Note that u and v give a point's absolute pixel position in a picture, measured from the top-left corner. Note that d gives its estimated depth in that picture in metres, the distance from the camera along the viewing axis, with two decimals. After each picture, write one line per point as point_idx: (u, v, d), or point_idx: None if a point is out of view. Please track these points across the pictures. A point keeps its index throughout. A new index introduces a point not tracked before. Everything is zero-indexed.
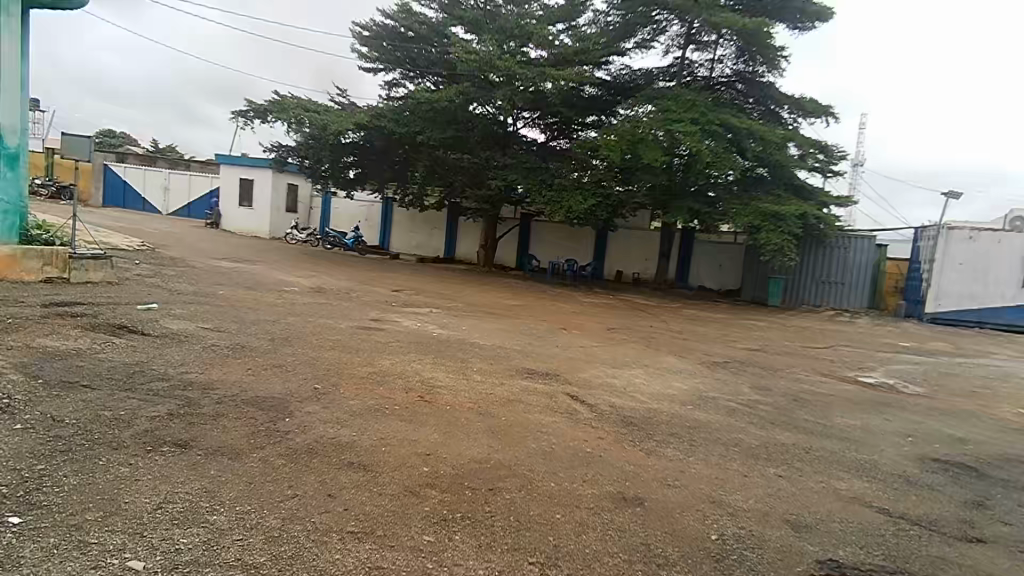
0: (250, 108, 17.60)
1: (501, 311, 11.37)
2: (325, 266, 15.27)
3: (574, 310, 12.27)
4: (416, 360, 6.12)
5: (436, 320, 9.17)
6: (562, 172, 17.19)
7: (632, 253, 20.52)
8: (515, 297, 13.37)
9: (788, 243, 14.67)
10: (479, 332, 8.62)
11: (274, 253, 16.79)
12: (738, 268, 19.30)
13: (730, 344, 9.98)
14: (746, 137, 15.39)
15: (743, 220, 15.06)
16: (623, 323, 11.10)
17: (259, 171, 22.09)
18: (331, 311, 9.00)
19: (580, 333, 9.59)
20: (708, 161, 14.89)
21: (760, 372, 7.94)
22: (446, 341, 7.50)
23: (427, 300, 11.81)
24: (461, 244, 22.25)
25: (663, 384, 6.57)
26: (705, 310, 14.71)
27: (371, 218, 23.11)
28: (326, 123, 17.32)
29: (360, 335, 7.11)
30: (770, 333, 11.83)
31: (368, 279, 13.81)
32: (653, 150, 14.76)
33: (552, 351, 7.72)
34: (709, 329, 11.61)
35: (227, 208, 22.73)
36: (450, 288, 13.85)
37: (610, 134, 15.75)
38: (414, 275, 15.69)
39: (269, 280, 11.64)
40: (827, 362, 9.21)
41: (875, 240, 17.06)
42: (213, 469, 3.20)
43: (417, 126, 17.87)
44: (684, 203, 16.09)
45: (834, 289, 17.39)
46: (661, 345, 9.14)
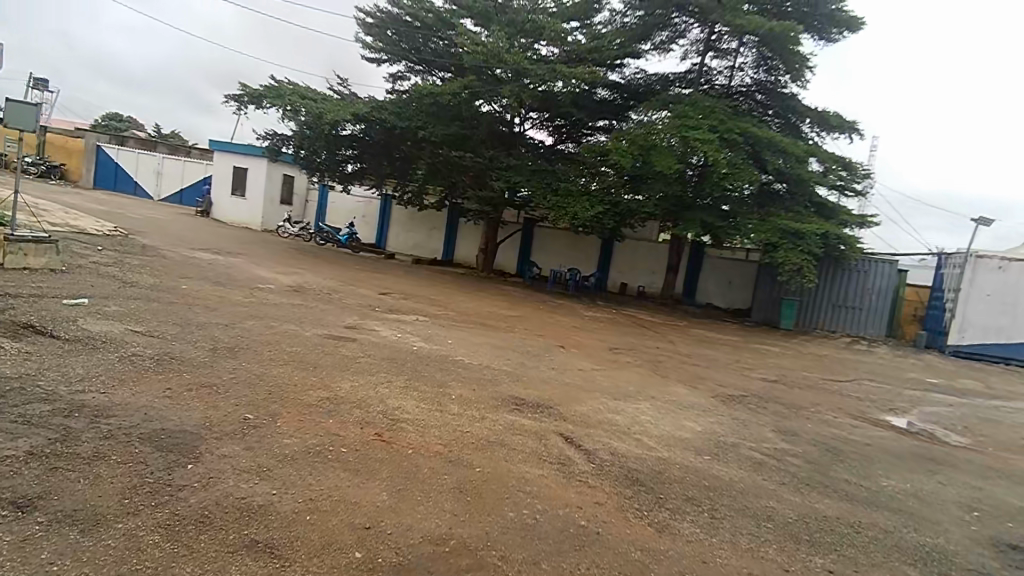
0: (243, 92, 16.71)
1: (494, 322, 10.41)
2: (312, 262, 14.36)
3: (574, 325, 11.31)
4: (384, 382, 5.16)
5: (419, 330, 8.22)
6: (568, 177, 16.25)
7: (638, 264, 19.55)
8: (510, 307, 12.41)
9: (808, 264, 13.71)
10: (465, 346, 7.66)
11: (260, 245, 15.88)
12: (749, 287, 18.34)
13: (746, 374, 8.99)
14: (767, 149, 14.42)
15: (759, 237, 14.10)
16: (628, 343, 10.13)
17: (254, 160, 21.19)
18: (301, 314, 8.07)
19: (580, 352, 8.63)
20: (725, 172, 13.95)
21: (782, 410, 6.96)
22: (426, 357, 6.55)
23: (415, 306, 10.86)
24: (461, 246, 21.30)
25: (674, 424, 5.60)
26: (714, 331, 13.72)
27: (368, 215, 22.22)
28: (322, 111, 16.41)
29: (326, 346, 6.16)
30: (786, 360, 10.84)
31: (356, 279, 12.87)
32: (667, 157, 13.83)
33: (545, 375, 6.77)
34: (720, 353, 10.65)
35: (219, 196, 21.85)
36: (442, 293, 12.90)
37: (622, 138, 14.81)
38: (406, 277, 14.74)
39: (244, 276, 10.70)
40: (853, 401, 8.21)
41: (896, 265, 16.03)
42: (44, 553, 2.29)
43: (419, 120, 17.00)
44: (697, 215, 15.13)
45: (851, 314, 16.36)
46: (669, 372, 8.17)
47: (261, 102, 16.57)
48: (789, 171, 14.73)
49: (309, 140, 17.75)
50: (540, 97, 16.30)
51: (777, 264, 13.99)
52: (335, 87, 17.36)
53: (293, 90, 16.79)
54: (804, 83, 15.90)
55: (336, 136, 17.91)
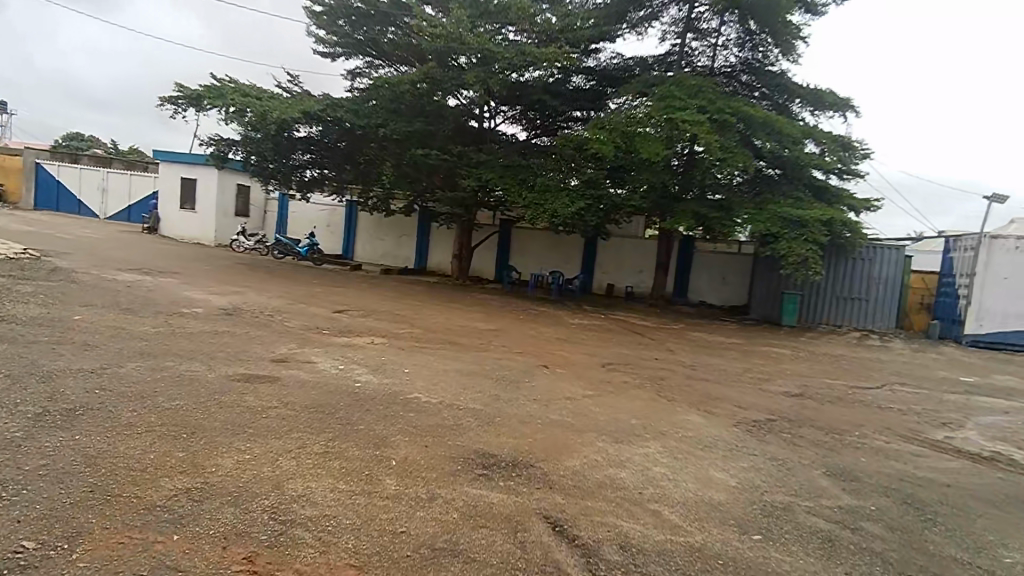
0: (180, 94, 15.04)
1: (466, 339, 8.92)
2: (262, 278, 12.78)
3: (559, 336, 9.88)
4: (292, 448, 3.65)
5: (369, 357, 6.73)
6: (545, 170, 14.79)
7: (624, 263, 18.17)
8: (486, 319, 10.94)
9: (814, 254, 12.42)
10: (425, 376, 6.15)
11: (205, 263, 14.23)
12: (745, 282, 17.09)
13: (765, 388, 7.58)
14: (761, 130, 13.09)
15: (759, 227, 12.78)
16: (622, 356, 8.71)
17: (202, 170, 19.47)
18: (221, 345, 6.54)
19: (567, 374, 7.17)
20: (718, 157, 12.60)
21: (824, 440, 5.55)
22: (370, 398, 5.04)
23: (373, 325, 9.34)
24: (434, 253, 19.77)
25: (699, 479, 4.15)
26: (715, 334, 12.35)
27: (333, 224, 20.68)
28: (266, 110, 14.58)
29: (229, 392, 4.63)
30: (802, 365, 9.50)
31: (309, 295, 11.31)
32: (651, 143, 12.45)
33: (525, 412, 5.32)
34: (727, 361, 9.29)
35: (166, 212, 20.07)
36: (408, 306, 11.40)
37: (602, 125, 13.40)
38: (369, 290, 13.18)
39: (169, 299, 9.11)
40: (897, 415, 6.86)
41: (902, 251, 14.72)
42: None
43: (379, 117, 15.44)
44: (690, 206, 13.72)
45: (857, 306, 14.94)
46: (676, 393, 6.74)
47: (200, 103, 14.89)
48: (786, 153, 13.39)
49: (258, 143, 16.06)
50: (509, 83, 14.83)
51: (780, 255, 12.67)
52: (285, 84, 15.73)
53: (237, 89, 15.13)
54: (795, 58, 14.66)
55: (288, 138, 16.29)
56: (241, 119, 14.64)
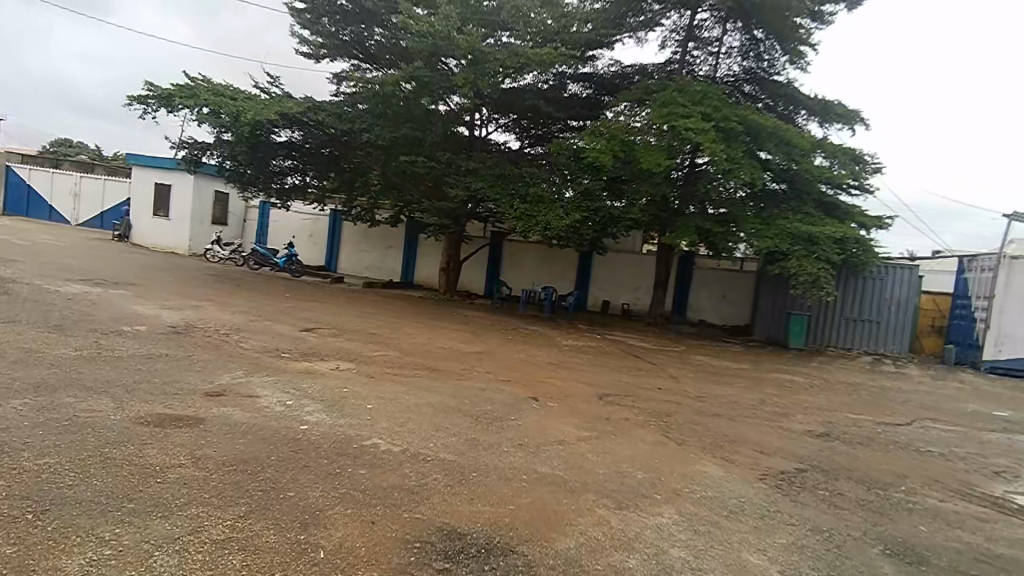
0: (149, 93, 14.08)
1: (447, 363, 7.94)
2: (229, 291, 11.77)
3: (551, 360, 8.92)
4: (179, 540, 2.68)
5: (328, 388, 5.75)
6: (537, 180, 13.88)
7: (620, 279, 17.26)
8: (470, 339, 9.96)
9: (826, 273, 11.50)
10: (388, 413, 5.17)
11: (170, 274, 13.20)
12: (747, 300, 16.21)
13: (784, 426, 6.62)
14: (769, 139, 12.18)
15: (766, 244, 11.77)
16: (622, 385, 7.74)
17: (178, 176, 18.48)
18: (151, 373, 5.55)
19: (559, 409, 6.20)
20: (724, 168, 11.61)
21: (866, 500, 4.59)
22: (314, 446, 4.06)
23: (343, 347, 8.33)
24: (422, 266, 18.80)
25: (731, 568, 3.17)
26: (719, 357, 11.42)
27: (316, 234, 19.75)
28: (239, 111, 13.58)
29: (129, 443, 3.64)
30: (818, 396, 8.56)
31: (277, 311, 10.31)
32: (651, 152, 11.51)
33: (508, 465, 4.33)
34: (737, 391, 8.34)
35: (139, 219, 19.04)
36: (385, 325, 10.42)
37: (599, 132, 12.50)
38: (346, 305, 12.20)
39: (112, 315, 8.10)
40: (942, 462, 5.90)
41: (917, 270, 13.76)
42: None
43: (363, 123, 14.58)
44: (691, 220, 12.74)
45: (868, 329, 14.00)
46: (686, 434, 5.78)
47: (170, 103, 13.93)
48: (795, 166, 12.48)
49: (232, 147, 15.08)
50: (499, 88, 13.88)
51: (789, 274, 11.74)
52: (262, 85, 14.78)
53: (210, 88, 14.16)
54: (802, 66, 13.89)
55: (266, 142, 15.35)
56: (214, 120, 13.66)
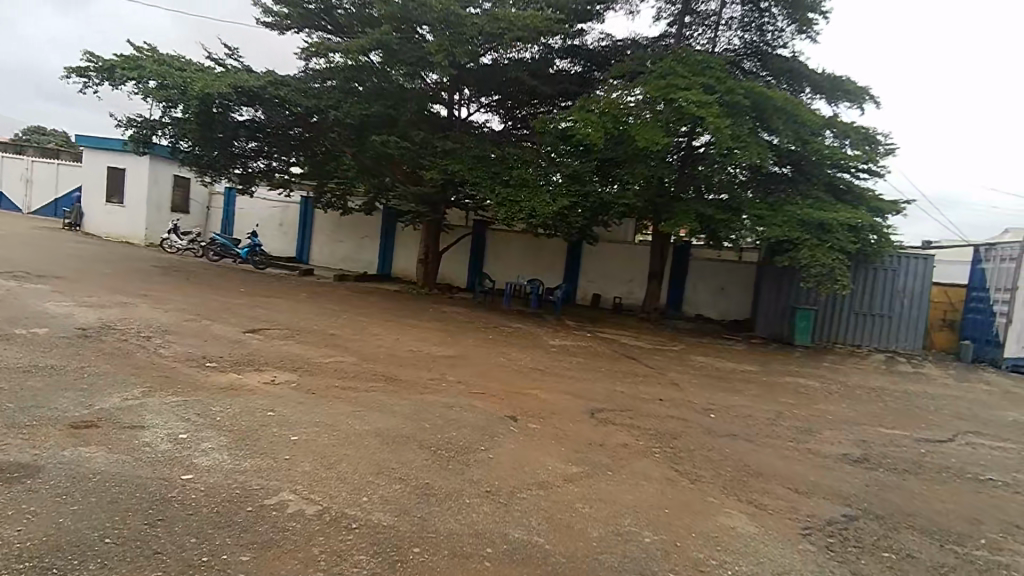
0: (89, 64, 12.65)
1: (410, 372, 6.72)
2: (173, 286, 10.44)
3: (534, 366, 7.73)
4: None
5: (247, 410, 4.53)
6: (520, 162, 12.59)
7: (612, 270, 16.08)
8: (444, 341, 8.75)
9: (841, 264, 10.30)
10: (317, 449, 3.95)
11: (112, 266, 11.85)
12: (747, 293, 15.11)
13: (814, 450, 5.47)
14: (777, 116, 10.81)
15: (775, 231, 10.55)
16: (617, 398, 6.55)
17: (132, 159, 17.02)
18: (13, 395, 4.29)
19: (541, 434, 5.02)
20: (728, 148, 10.29)
21: (947, 568, 3.43)
22: (184, 514, 2.87)
23: (289, 351, 7.09)
24: (399, 258, 17.52)
25: None
26: (722, 358, 10.31)
27: (287, 223, 18.42)
28: (187, 83, 12.17)
29: None
30: (841, 406, 7.46)
31: (222, 308, 9.02)
32: (648, 128, 10.17)
33: (464, 531, 3.12)
34: (749, 401, 7.22)
35: (91, 206, 17.59)
36: (347, 324, 9.18)
37: (588, 108, 11.21)
38: (308, 301, 10.93)
39: (11, 314, 6.80)
40: (1015, 497, 4.75)
41: (932, 260, 12.62)
42: None
43: (329, 100, 13.24)
44: (690, 205, 11.44)
45: (879, 325, 12.92)
46: (699, 466, 4.61)
47: (111, 75, 12.51)
48: (802, 147, 11.23)
49: (184, 125, 13.67)
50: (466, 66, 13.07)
51: (799, 265, 10.52)
52: (218, 58, 13.34)
53: (158, 60, 12.74)
54: (813, 35, 12.68)
55: (223, 120, 13.95)
56: (160, 94, 12.26)
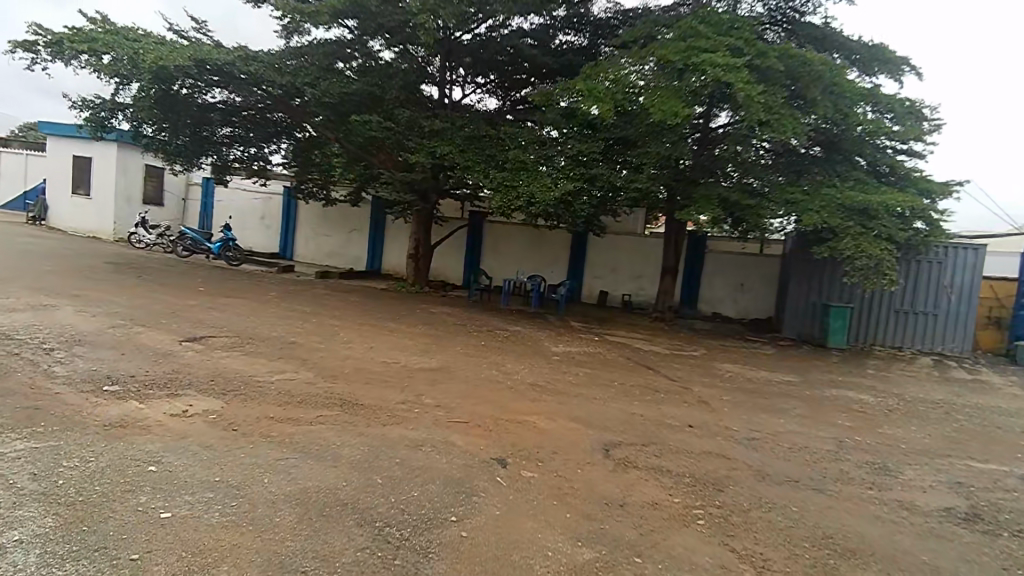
0: (35, 37, 11.28)
1: (376, 393, 5.35)
2: (119, 285, 9.08)
3: (533, 381, 6.34)
4: None
5: (115, 465, 3.17)
6: (518, 142, 11.16)
7: (620, 265, 14.66)
8: (426, 349, 7.39)
9: (890, 255, 8.87)
10: (196, 541, 2.58)
11: (60, 264, 10.53)
12: (770, 290, 13.69)
13: (907, 505, 4.07)
14: (812, 83, 9.28)
15: (813, 217, 9.09)
16: (637, 425, 5.16)
17: (99, 147, 15.70)
18: None
19: (541, 490, 3.63)
20: (759, 121, 8.85)
21: None
22: None
23: (229, 366, 5.73)
24: (389, 253, 16.16)
25: None
26: (752, 365, 8.89)
27: (269, 216, 17.08)
28: (141, 54, 10.79)
29: None
30: (911, 430, 6.06)
31: (166, 311, 7.65)
32: (666, 98, 8.73)
33: None
34: (799, 425, 5.82)
35: (57, 198, 16.29)
36: (314, 329, 7.81)
37: (595, 78, 9.73)
38: (275, 301, 9.57)
39: None
40: None
41: (985, 252, 11.12)
42: None
43: (305, 75, 11.83)
44: (712, 190, 9.94)
45: (920, 325, 11.49)
46: (764, 543, 3.22)
47: (59, 48, 11.13)
48: (840, 122, 9.73)
49: (145, 106, 12.29)
50: (454, 36, 12.06)
51: (841, 257, 9.09)
52: (182, 30, 11.97)
53: (113, 32, 11.39)
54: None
55: (189, 101, 12.55)
56: (112, 69, 10.90)
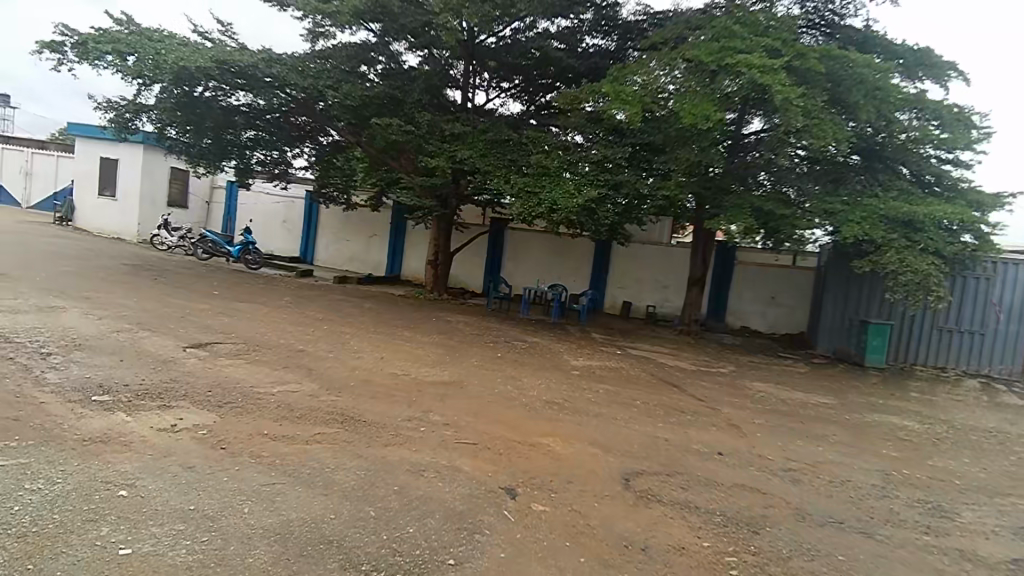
0: (62, 38, 11.34)
1: (381, 408, 5.02)
2: (132, 287, 8.96)
3: (550, 398, 5.96)
4: None
5: (81, 489, 2.90)
6: (541, 147, 10.81)
7: (645, 275, 14.19)
8: (439, 361, 7.06)
9: (937, 270, 8.29)
10: None
11: (79, 264, 10.50)
12: (802, 304, 13.09)
13: (970, 555, 3.58)
14: (854, 86, 8.75)
15: (853, 228, 8.55)
16: (661, 451, 4.74)
17: (125, 149, 15.83)
18: None
19: (552, 527, 3.25)
20: (796, 125, 8.37)
21: None
22: None
23: (231, 374, 5.47)
24: (410, 259, 15.94)
25: None
26: (784, 384, 8.38)
27: (290, 220, 17.02)
28: (164, 55, 10.74)
29: None
30: (965, 463, 5.50)
31: (175, 315, 7.46)
32: (697, 100, 8.31)
33: None
34: (839, 455, 5.32)
35: (85, 199, 16.47)
36: (325, 337, 7.55)
37: (623, 81, 9.35)
38: (289, 306, 9.36)
39: None
40: None
41: None
42: None
43: (327, 77, 11.68)
44: (744, 198, 9.46)
45: (965, 346, 10.79)
46: None
47: (84, 49, 11.16)
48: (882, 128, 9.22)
49: (168, 107, 12.27)
50: (476, 39, 11.82)
51: (883, 271, 8.53)
52: (206, 33, 11.93)
53: (138, 34, 11.40)
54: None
55: (212, 103, 12.51)
56: (135, 70, 10.89)
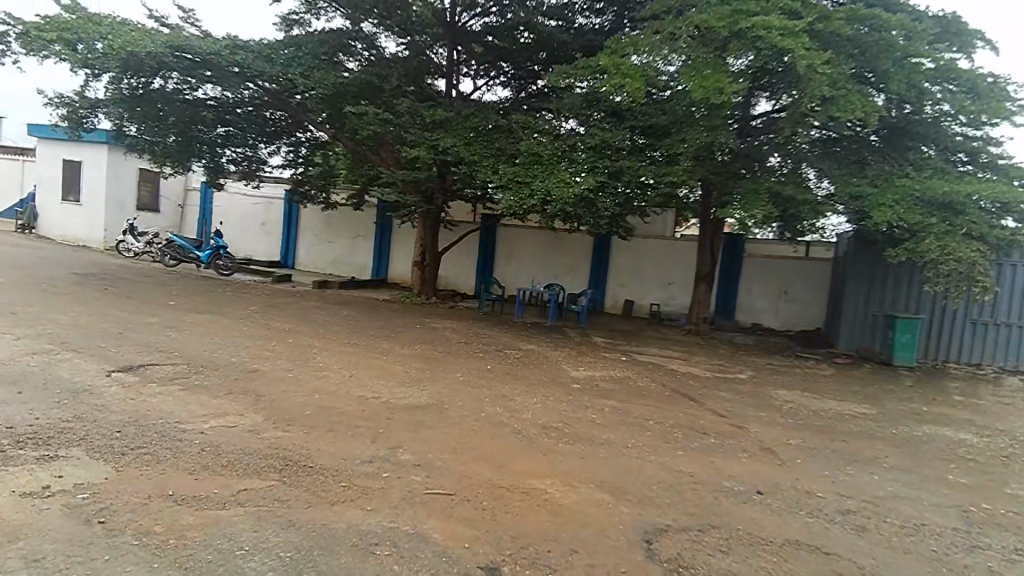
0: (5, 27, 10.36)
1: (336, 446, 4.04)
2: (76, 299, 7.97)
3: (546, 421, 4.97)
4: None
5: None
6: (532, 132, 9.82)
7: (648, 270, 13.20)
8: (418, 377, 6.07)
9: (982, 257, 7.33)
10: None
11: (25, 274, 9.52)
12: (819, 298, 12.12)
13: None
14: (882, 52, 7.77)
15: (885, 211, 7.58)
16: (687, 494, 3.76)
17: (89, 150, 14.84)
18: None
19: None
20: (818, 97, 7.39)
21: None
22: None
23: (156, 405, 4.49)
24: (396, 260, 14.93)
25: None
26: (813, 391, 7.39)
27: (269, 222, 16.02)
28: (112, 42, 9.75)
29: None
30: None
31: (113, 331, 6.47)
32: (707, 72, 7.34)
33: None
34: (902, 487, 4.33)
35: (49, 205, 15.46)
36: (288, 352, 6.56)
37: (622, 54, 8.36)
38: (254, 316, 8.37)
39: None
40: None
41: None
42: None
43: (297, 63, 10.69)
44: (759, 182, 8.48)
45: (1002, 339, 9.82)
46: None
47: (27, 38, 10.17)
48: (911, 101, 8.29)
49: (125, 101, 11.28)
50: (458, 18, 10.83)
51: (921, 259, 7.56)
52: (164, 19, 10.93)
53: (88, 21, 10.41)
54: None
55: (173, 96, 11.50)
56: (82, 60, 9.90)
